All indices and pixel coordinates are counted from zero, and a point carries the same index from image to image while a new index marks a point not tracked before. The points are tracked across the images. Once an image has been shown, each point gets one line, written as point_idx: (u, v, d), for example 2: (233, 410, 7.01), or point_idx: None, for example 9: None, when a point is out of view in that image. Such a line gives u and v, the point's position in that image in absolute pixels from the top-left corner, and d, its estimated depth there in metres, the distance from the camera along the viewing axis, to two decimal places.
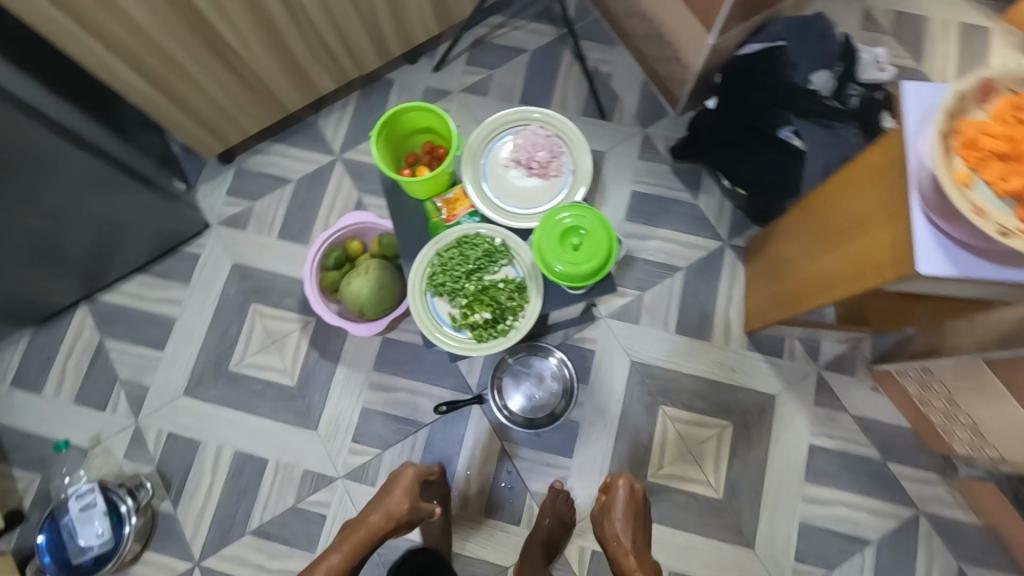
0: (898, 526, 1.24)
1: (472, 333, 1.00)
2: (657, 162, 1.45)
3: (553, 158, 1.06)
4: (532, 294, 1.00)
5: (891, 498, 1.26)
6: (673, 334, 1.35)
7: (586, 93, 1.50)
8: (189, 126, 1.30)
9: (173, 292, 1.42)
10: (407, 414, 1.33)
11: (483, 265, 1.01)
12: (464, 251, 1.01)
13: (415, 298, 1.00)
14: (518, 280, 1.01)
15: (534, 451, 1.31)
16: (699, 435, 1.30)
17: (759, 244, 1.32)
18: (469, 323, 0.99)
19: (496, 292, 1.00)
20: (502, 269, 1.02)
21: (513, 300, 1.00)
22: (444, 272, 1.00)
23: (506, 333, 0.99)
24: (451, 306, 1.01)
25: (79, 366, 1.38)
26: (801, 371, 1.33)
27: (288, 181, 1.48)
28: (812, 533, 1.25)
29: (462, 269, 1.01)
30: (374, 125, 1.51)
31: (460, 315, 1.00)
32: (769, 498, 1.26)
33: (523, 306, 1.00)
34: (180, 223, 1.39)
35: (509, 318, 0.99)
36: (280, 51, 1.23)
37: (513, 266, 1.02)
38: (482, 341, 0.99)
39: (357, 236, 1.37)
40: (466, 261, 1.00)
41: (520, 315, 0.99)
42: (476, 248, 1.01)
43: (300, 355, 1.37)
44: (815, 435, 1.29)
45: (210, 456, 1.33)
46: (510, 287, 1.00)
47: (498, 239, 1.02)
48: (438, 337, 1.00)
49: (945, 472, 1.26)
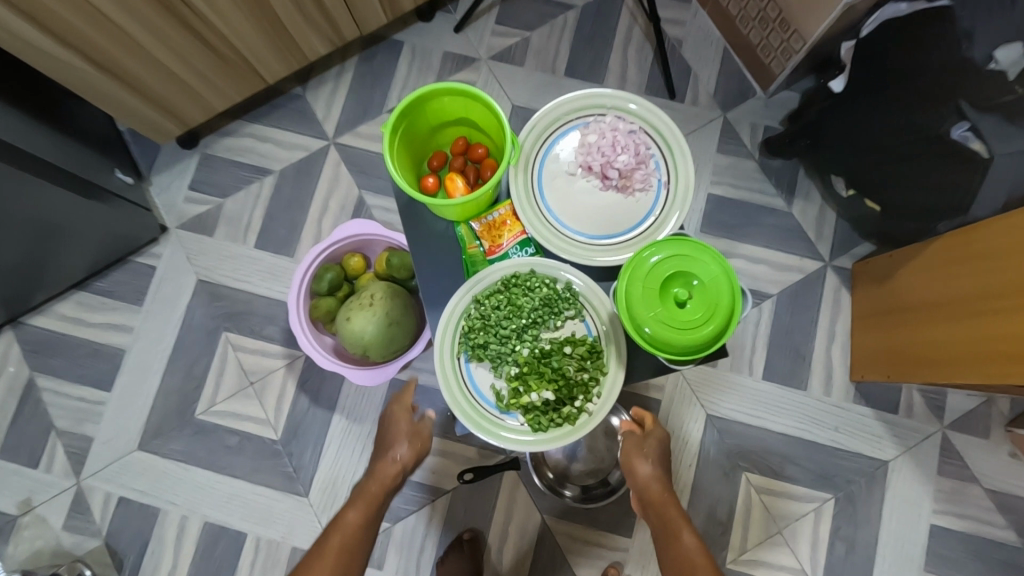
0: None
1: (524, 418, 0.70)
2: (741, 158, 1.13)
3: (639, 164, 0.74)
4: (611, 364, 0.70)
5: None
6: (760, 381, 1.07)
7: (651, 65, 1.17)
8: (135, 104, 0.97)
9: (121, 315, 1.11)
10: (422, 478, 1.05)
11: (541, 320, 0.70)
12: (513, 299, 0.70)
13: (443, 362, 0.71)
14: (591, 342, 0.70)
15: (583, 528, 1.04)
16: (791, 511, 1.03)
17: (880, 270, 1.01)
18: (521, 406, 0.69)
19: (559, 361, 0.69)
20: (568, 324, 0.71)
21: (584, 372, 0.69)
22: (484, 329, 0.70)
23: (574, 421, 0.69)
24: (494, 377, 0.71)
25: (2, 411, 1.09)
26: (921, 432, 1.05)
27: (267, 172, 1.16)
28: None
29: (511, 325, 0.70)
30: (377, 101, 1.17)
31: (507, 391, 0.70)
32: None
33: (598, 381, 0.70)
34: (127, 229, 1.07)
35: (578, 398, 0.69)
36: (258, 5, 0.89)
37: (582, 321, 0.71)
38: (538, 431, 0.69)
39: (360, 248, 1.07)
40: (516, 314, 0.70)
41: (594, 394, 0.69)
42: (531, 296, 0.70)
43: (285, 400, 1.08)
44: (937, 513, 1.03)
45: (171, 528, 1.05)
46: (579, 353, 0.69)
47: (561, 281, 0.72)
48: (474, 423, 0.70)
49: None
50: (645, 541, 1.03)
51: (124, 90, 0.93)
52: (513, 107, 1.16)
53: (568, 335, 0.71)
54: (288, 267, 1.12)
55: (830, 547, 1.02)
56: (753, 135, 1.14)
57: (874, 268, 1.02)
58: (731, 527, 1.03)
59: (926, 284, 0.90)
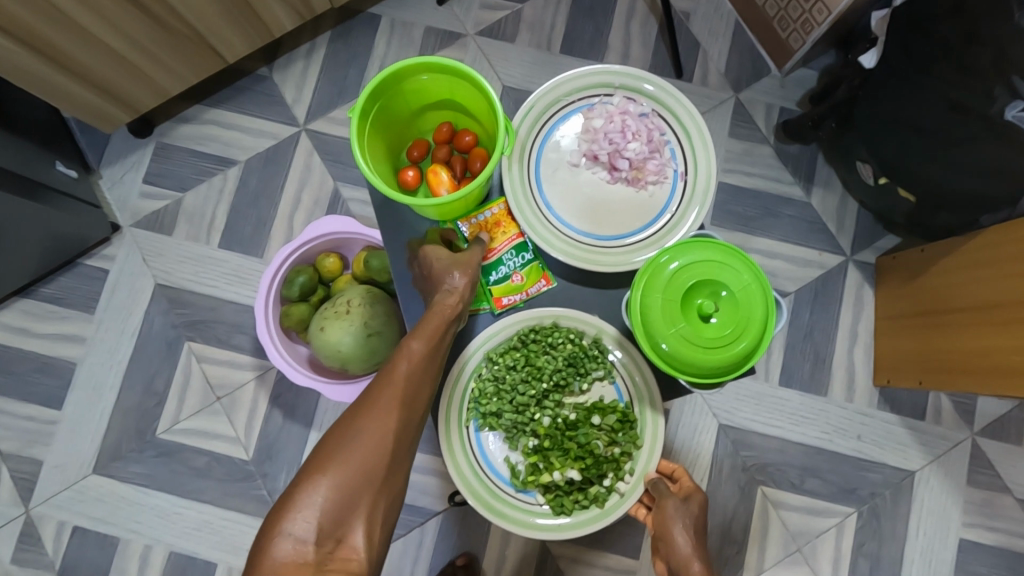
0: None
1: (545, 497, 0.61)
2: (754, 143, 1.03)
3: (652, 153, 0.64)
4: (644, 435, 0.61)
5: None
6: (777, 387, 0.98)
7: (655, 41, 1.06)
8: (71, 87, 0.85)
9: (71, 325, 1.00)
10: (410, 499, 0.96)
11: (563, 383, 0.62)
12: (533, 359, 0.62)
13: (451, 439, 0.61)
14: (622, 409, 0.61)
15: (587, 550, 0.95)
16: (811, 527, 0.96)
17: (910, 267, 0.92)
18: (542, 485, 0.60)
19: (586, 435, 0.61)
20: (594, 388, 0.63)
21: (615, 445, 0.61)
22: (499, 394, 0.62)
23: (601, 502, 0.61)
24: (509, 449, 0.62)
25: None
26: (949, 439, 0.97)
27: (231, 163, 1.04)
28: None
29: (530, 389, 0.62)
30: (354, 82, 1.06)
31: (525, 466, 0.61)
32: None
33: (630, 457, 0.61)
34: (73, 229, 0.95)
35: (606, 476, 0.61)
36: None
37: (612, 384, 0.63)
38: (562, 515, 0.61)
39: (336, 247, 0.96)
40: (535, 377, 0.62)
41: (625, 471, 0.61)
42: (552, 355, 0.62)
43: (257, 416, 0.98)
44: (967, 526, 0.95)
45: (134, 559, 0.95)
46: (608, 424, 0.61)
47: (589, 336, 0.62)
48: (490, 507, 0.60)
49: None
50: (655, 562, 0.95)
51: (55, 70, 0.81)
52: (504, 88, 1.05)
53: (596, 401, 0.62)
54: (257, 269, 1.01)
55: (853, 565, 0.95)
56: (768, 117, 1.04)
57: (902, 265, 0.94)
58: (747, 546, 0.95)
59: (961, 284, 0.82)
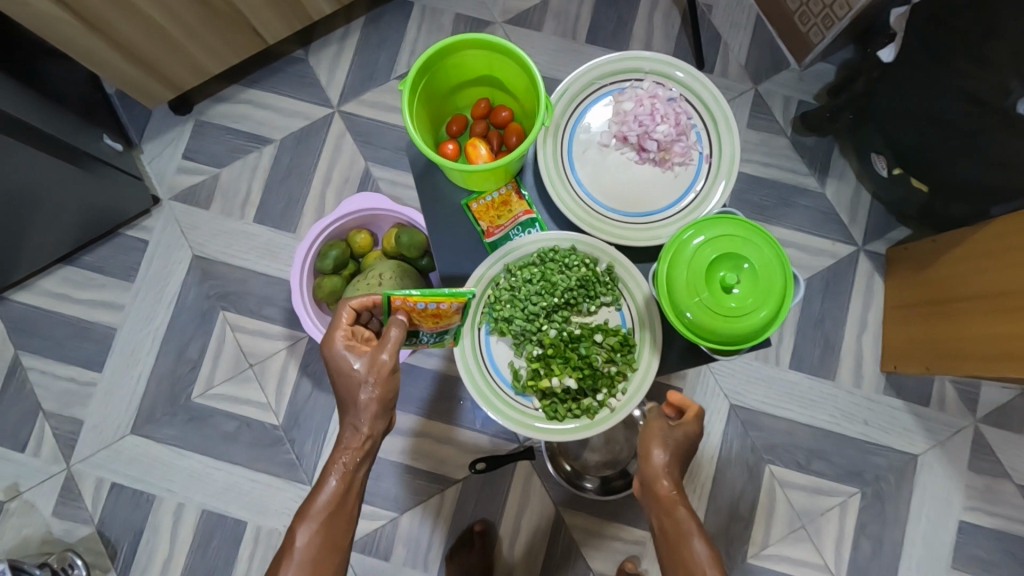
0: None
1: (541, 403, 0.65)
2: (772, 135, 1.07)
3: (679, 136, 0.68)
4: (642, 357, 0.65)
5: None
6: (787, 371, 1.02)
7: (678, 32, 1.09)
8: (118, 62, 0.89)
9: (111, 292, 1.05)
10: (430, 467, 1.00)
11: (574, 301, 0.66)
12: (549, 276, 0.65)
13: (463, 336, 0.66)
14: (624, 333, 0.65)
15: (599, 522, 0.99)
16: (816, 506, 0.99)
17: (920, 257, 0.95)
18: (540, 390, 0.65)
19: (588, 348, 0.65)
20: (602, 310, 0.66)
21: (613, 365, 0.65)
22: (513, 302, 0.65)
23: (592, 415, 0.65)
24: (514, 355, 0.67)
25: None
26: (953, 426, 1.00)
27: (266, 141, 1.08)
28: None
29: (543, 302, 0.65)
30: (385, 65, 1.09)
31: (527, 371, 0.65)
32: None
33: (625, 377, 0.65)
34: (115, 200, 1.00)
35: (600, 391, 0.65)
36: None
37: (617, 309, 0.67)
38: (553, 420, 0.65)
39: (364, 225, 1.00)
40: (549, 292, 0.65)
41: (619, 389, 0.65)
42: (567, 274, 0.65)
43: (286, 384, 1.02)
44: (968, 510, 0.99)
45: (167, 518, 1.00)
46: (610, 344, 0.65)
47: (603, 263, 0.66)
48: (489, 403, 0.66)
49: None
50: None
51: (107, 44, 0.85)
52: None
53: (601, 323, 0.66)
54: (288, 244, 1.06)
55: (856, 544, 0.98)
56: (786, 110, 1.07)
57: (912, 255, 0.97)
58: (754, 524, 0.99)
59: (966, 272, 0.85)
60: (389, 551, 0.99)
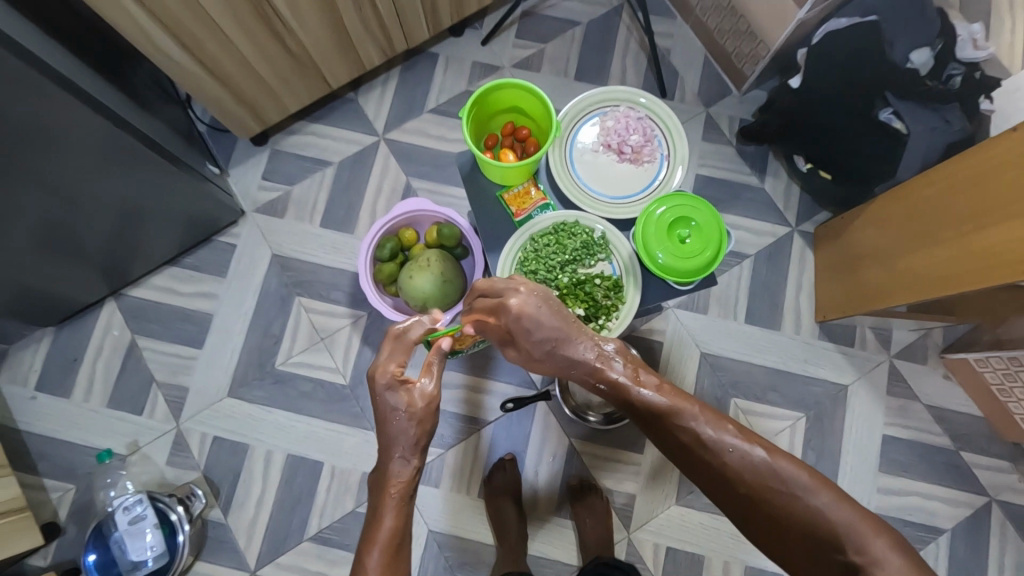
0: (971, 514, 1.24)
1: None
2: (722, 145, 1.38)
3: (647, 142, 0.98)
4: (628, 292, 0.93)
5: (963, 487, 1.25)
6: (744, 324, 1.31)
7: (646, 70, 1.41)
8: (227, 103, 1.19)
9: (208, 285, 1.32)
10: (468, 412, 1.27)
11: (580, 257, 0.92)
12: (561, 240, 0.93)
13: None
14: (615, 277, 0.93)
15: (603, 448, 1.26)
16: (772, 427, 1.27)
17: (835, 230, 1.25)
18: None
19: (590, 288, 0.92)
20: (598, 263, 0.94)
21: (609, 299, 0.92)
22: (537, 260, 0.92)
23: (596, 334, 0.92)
24: None
25: (109, 369, 1.28)
26: (873, 361, 1.30)
27: (327, 163, 1.38)
28: (887, 524, 1.23)
29: (558, 259, 0.92)
30: (420, 102, 1.40)
31: None
32: (844, 491, 1.24)
33: (617, 309, 0.93)
34: (216, 211, 1.28)
35: (601, 317, 0.92)
36: (331, 20, 1.12)
37: (609, 262, 0.94)
38: None
39: (409, 224, 1.29)
40: (563, 251, 0.92)
41: (614, 316, 0.93)
42: (574, 239, 0.93)
43: (351, 352, 1.29)
44: (889, 425, 1.27)
45: (260, 461, 1.25)
46: (606, 285, 0.92)
47: (598, 232, 0.94)
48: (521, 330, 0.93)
49: (1016, 460, 1.25)
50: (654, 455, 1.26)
51: (223, 91, 1.15)
52: None
53: (599, 272, 0.93)
54: (348, 242, 1.34)
55: (804, 456, 1.26)
56: (731, 126, 1.39)
57: (829, 232, 1.28)
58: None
59: (865, 238, 1.16)
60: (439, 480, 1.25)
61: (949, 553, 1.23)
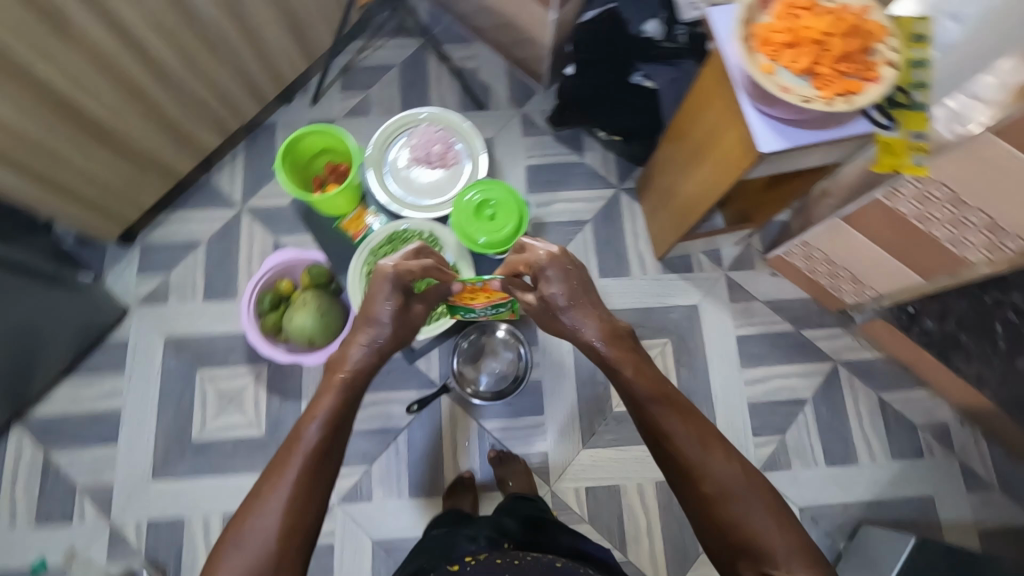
0: (825, 380, 1.45)
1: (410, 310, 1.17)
2: (540, 135, 1.59)
3: (448, 149, 1.39)
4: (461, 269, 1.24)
5: (812, 359, 1.46)
6: (600, 279, 1.50)
7: (460, 90, 1.62)
8: (80, 214, 1.27)
9: (108, 384, 1.39)
10: (384, 425, 1.43)
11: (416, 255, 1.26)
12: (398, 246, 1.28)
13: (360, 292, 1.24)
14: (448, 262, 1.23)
15: (508, 419, 1.43)
16: (646, 358, 1.45)
17: (645, 180, 1.48)
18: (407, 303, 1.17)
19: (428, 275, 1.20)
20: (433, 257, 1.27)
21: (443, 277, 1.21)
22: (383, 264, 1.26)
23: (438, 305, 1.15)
24: None
25: (29, 491, 1.32)
26: (712, 279, 1.51)
27: (197, 242, 1.49)
28: (762, 409, 1.43)
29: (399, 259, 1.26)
30: (269, 167, 1.54)
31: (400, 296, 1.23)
32: (718, 392, 1.43)
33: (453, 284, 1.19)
34: (97, 314, 1.35)
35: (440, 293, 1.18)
36: (153, 112, 1.24)
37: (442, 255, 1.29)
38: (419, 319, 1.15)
39: (285, 274, 1.41)
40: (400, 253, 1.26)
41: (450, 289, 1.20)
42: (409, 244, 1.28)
43: (261, 404, 1.38)
44: (739, 327, 1.48)
45: (197, 531, 1.31)
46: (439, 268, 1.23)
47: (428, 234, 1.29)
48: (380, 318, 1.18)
49: (846, 324, 1.47)
50: (553, 412, 1.44)
51: (71, 204, 1.23)
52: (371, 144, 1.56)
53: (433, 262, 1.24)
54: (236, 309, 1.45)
55: (678, 373, 1.44)
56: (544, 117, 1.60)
57: (642, 187, 1.51)
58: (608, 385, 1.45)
59: (661, 182, 1.40)
60: (370, 492, 1.40)
61: (820, 417, 1.43)
